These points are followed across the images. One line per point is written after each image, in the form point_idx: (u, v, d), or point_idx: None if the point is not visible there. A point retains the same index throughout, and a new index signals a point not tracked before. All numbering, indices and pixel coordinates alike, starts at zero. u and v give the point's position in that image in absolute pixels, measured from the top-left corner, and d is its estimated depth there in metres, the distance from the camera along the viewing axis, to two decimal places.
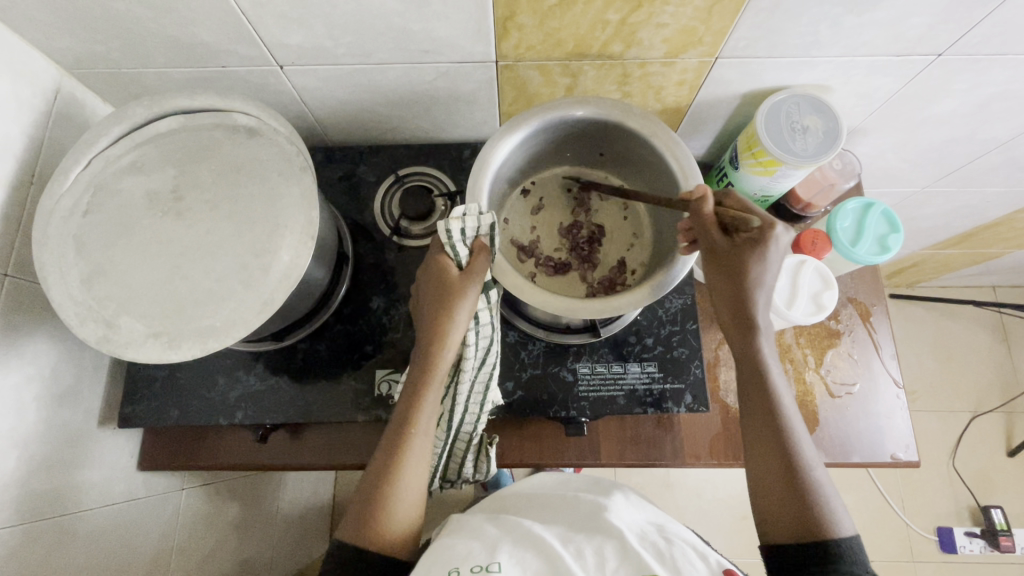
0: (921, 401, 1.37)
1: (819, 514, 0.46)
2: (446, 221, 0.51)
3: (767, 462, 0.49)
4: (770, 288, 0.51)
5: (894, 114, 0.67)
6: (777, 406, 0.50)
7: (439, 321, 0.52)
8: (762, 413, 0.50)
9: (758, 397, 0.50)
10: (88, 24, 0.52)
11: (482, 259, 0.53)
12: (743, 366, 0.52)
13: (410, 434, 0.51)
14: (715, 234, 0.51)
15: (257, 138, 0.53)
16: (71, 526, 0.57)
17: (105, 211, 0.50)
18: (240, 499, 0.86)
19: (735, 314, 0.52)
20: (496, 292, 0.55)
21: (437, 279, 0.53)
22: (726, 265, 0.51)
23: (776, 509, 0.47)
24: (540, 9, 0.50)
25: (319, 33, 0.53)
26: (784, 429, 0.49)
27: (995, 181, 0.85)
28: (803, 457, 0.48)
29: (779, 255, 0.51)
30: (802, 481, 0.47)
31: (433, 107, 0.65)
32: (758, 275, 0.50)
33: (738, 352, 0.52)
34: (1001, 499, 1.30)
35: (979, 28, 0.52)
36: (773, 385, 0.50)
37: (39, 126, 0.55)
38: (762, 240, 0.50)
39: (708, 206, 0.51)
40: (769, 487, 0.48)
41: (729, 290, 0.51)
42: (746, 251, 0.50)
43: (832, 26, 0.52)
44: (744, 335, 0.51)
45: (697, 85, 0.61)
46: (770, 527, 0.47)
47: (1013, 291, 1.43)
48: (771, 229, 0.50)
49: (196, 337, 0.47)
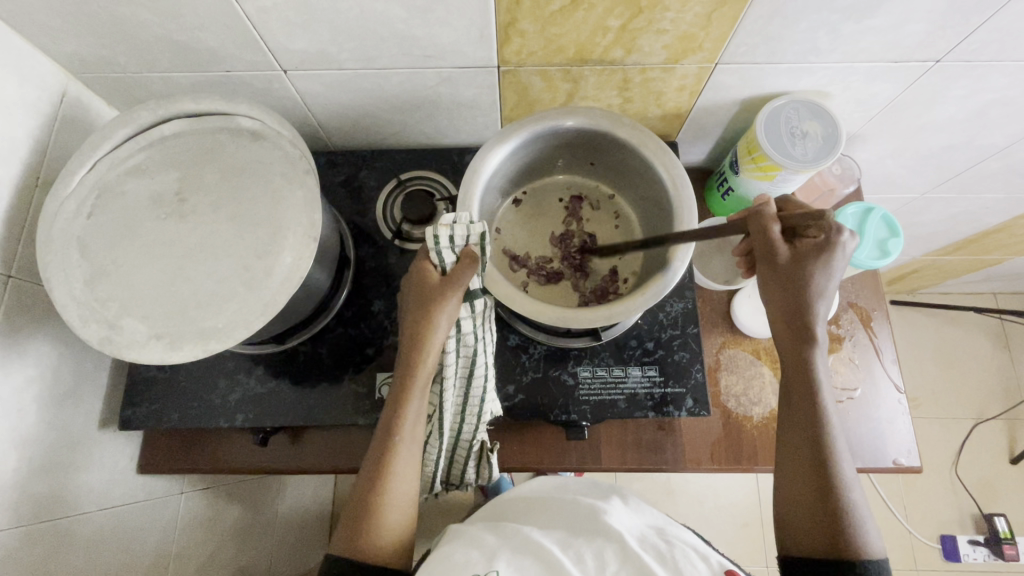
0: (923, 408, 1.36)
1: (846, 531, 0.45)
2: (434, 227, 0.50)
3: (800, 470, 0.48)
4: (829, 296, 0.50)
5: (893, 120, 0.68)
6: (819, 417, 0.49)
7: (421, 329, 0.52)
8: (805, 423, 0.49)
9: (802, 405, 0.50)
10: (95, 28, 0.52)
11: (468, 269, 0.51)
12: (790, 372, 0.52)
13: (395, 443, 0.51)
14: (776, 244, 0.51)
15: (261, 142, 0.53)
16: (70, 528, 0.56)
17: (109, 213, 0.50)
18: (240, 504, 0.86)
19: (790, 322, 0.51)
20: (481, 301, 0.55)
21: (418, 287, 0.53)
22: (784, 275, 0.50)
23: (803, 519, 0.47)
24: (541, 15, 0.51)
25: (323, 38, 0.53)
26: (826, 442, 0.48)
27: (994, 188, 0.86)
28: (841, 472, 0.47)
29: (844, 262, 0.50)
30: (835, 495, 0.46)
31: (435, 112, 0.66)
32: (820, 284, 0.50)
33: (789, 358, 0.52)
34: (1005, 507, 1.29)
35: (976, 35, 0.53)
36: (820, 397, 0.50)
37: (44, 129, 0.55)
38: (830, 248, 0.50)
39: (771, 214, 0.51)
40: (800, 497, 0.47)
41: (785, 297, 0.51)
42: (809, 260, 0.50)
43: (831, 33, 0.53)
44: (799, 344, 0.51)
45: (697, 91, 0.62)
46: (794, 537, 0.47)
47: (1014, 298, 1.43)
48: (840, 235, 0.49)
49: (198, 338, 0.47)
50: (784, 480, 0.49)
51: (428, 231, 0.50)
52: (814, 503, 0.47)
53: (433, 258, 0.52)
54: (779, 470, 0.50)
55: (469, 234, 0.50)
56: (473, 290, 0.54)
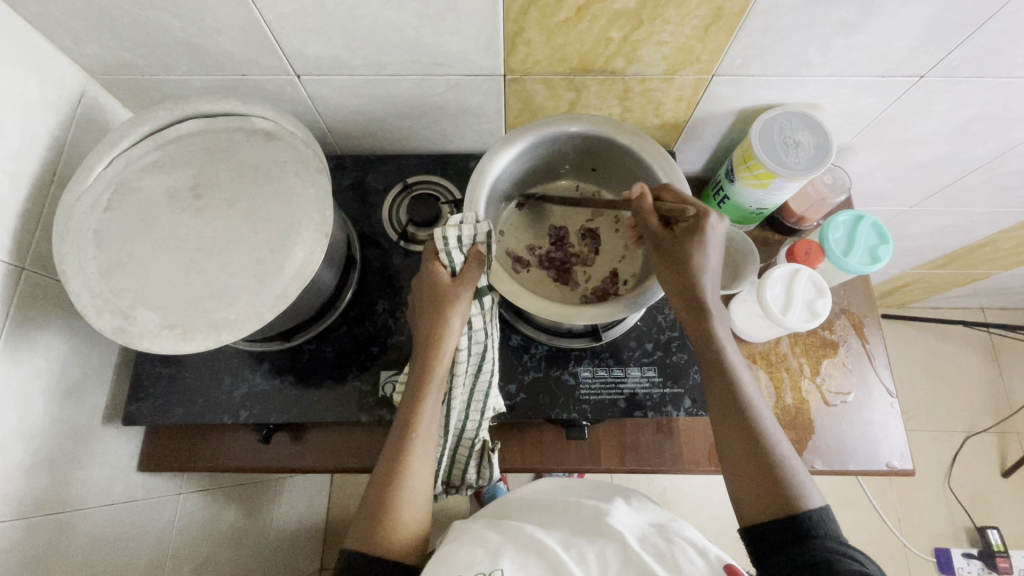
0: (915, 421, 1.38)
1: (789, 487, 0.47)
2: (443, 228, 0.52)
3: (738, 446, 0.49)
4: (715, 272, 0.53)
5: (882, 133, 0.70)
6: (739, 389, 0.51)
7: (435, 328, 0.53)
8: (727, 398, 0.51)
9: (721, 380, 0.51)
10: (117, 31, 0.54)
11: (477, 266, 0.53)
12: (703, 350, 0.52)
13: (413, 441, 0.52)
14: (654, 227, 0.55)
15: (275, 142, 0.55)
16: (71, 523, 0.56)
17: (125, 207, 0.52)
18: (236, 507, 0.85)
19: (687, 302, 0.53)
20: (489, 298, 0.56)
21: (430, 286, 0.54)
22: (668, 255, 0.54)
23: (753, 488, 0.48)
24: (547, 25, 0.53)
25: (337, 44, 0.56)
26: (746, 410, 0.50)
27: (979, 202, 0.89)
28: (769, 435, 0.49)
29: (717, 238, 0.53)
30: (771, 458, 0.48)
31: (442, 118, 0.68)
32: (701, 262, 0.52)
33: (698, 338, 0.53)
34: (997, 520, 1.30)
35: (957, 51, 0.56)
36: (734, 368, 0.52)
37: (62, 127, 0.57)
38: (699, 227, 0.52)
39: (647, 202, 0.56)
40: (743, 468, 0.48)
41: (677, 279, 0.53)
42: (686, 240, 0.53)
43: (821, 47, 0.55)
44: (702, 321, 0.52)
45: (695, 101, 0.65)
46: (747, 508, 0.48)
47: (1002, 312, 1.46)
48: (706, 216, 0.52)
49: (210, 329, 0.48)
50: (726, 457, 0.50)
51: (438, 234, 0.52)
52: (757, 472, 0.48)
53: (443, 259, 0.53)
54: (719, 448, 0.51)
55: (476, 234, 0.52)
56: (480, 287, 0.56)
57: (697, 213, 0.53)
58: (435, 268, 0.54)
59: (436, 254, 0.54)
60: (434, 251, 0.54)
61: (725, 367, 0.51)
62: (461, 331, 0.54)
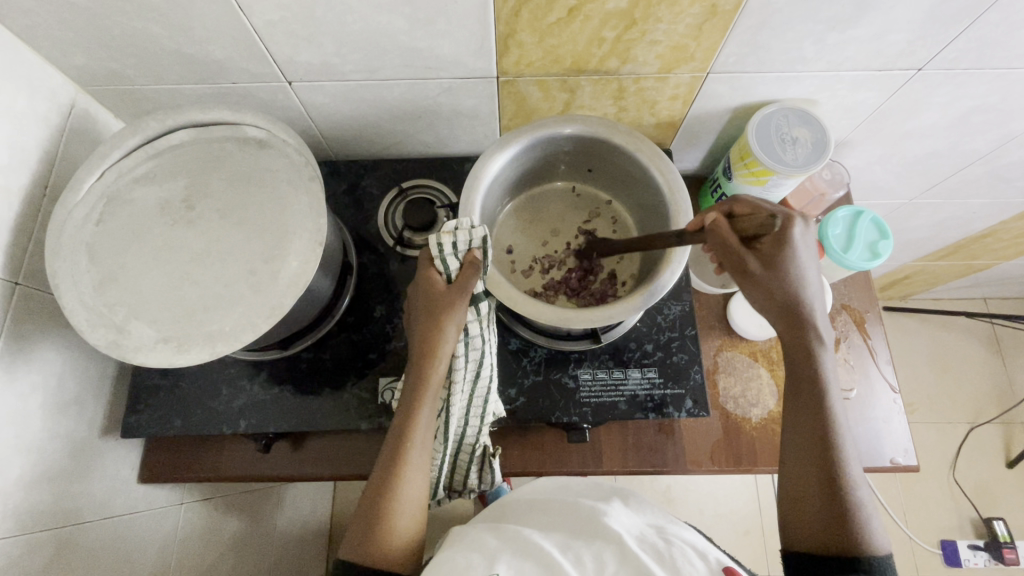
0: (919, 413, 1.37)
1: (856, 526, 0.46)
2: (437, 235, 0.52)
3: (808, 467, 0.49)
4: (812, 284, 0.53)
5: (880, 127, 0.70)
6: (829, 420, 0.50)
7: (430, 336, 0.52)
8: (813, 420, 0.50)
9: (811, 403, 0.51)
10: (105, 41, 0.54)
11: (473, 271, 0.52)
12: (799, 372, 0.52)
13: (407, 449, 0.51)
14: (741, 251, 0.53)
15: (267, 150, 0.55)
16: (71, 537, 0.56)
17: (118, 219, 0.52)
18: (240, 515, 0.85)
19: (784, 318, 0.53)
20: (485, 304, 0.55)
21: (425, 294, 0.53)
22: (761, 278, 0.52)
23: (811, 513, 0.48)
24: (539, 27, 0.53)
25: (327, 50, 0.55)
26: (830, 438, 0.49)
27: (979, 193, 0.88)
28: (848, 468, 0.48)
29: (807, 242, 0.53)
30: (842, 492, 0.47)
31: (435, 122, 0.68)
32: (796, 272, 0.52)
33: (797, 352, 0.53)
34: (1003, 511, 1.29)
35: (955, 43, 0.55)
36: (828, 392, 0.51)
37: (53, 139, 0.56)
38: (788, 239, 0.52)
39: (721, 226, 0.53)
40: (803, 490, 0.49)
41: (775, 297, 0.52)
42: (778, 253, 0.52)
43: (817, 42, 0.55)
44: (797, 335, 0.53)
45: (690, 99, 0.64)
46: (797, 527, 0.48)
47: (1004, 302, 1.45)
48: (791, 220, 0.53)
49: (205, 342, 0.47)
50: (791, 475, 0.50)
51: (433, 240, 0.52)
52: (821, 496, 0.48)
53: (438, 265, 0.53)
54: (783, 462, 0.51)
55: (471, 239, 0.51)
56: (476, 293, 0.54)
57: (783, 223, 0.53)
58: (430, 274, 0.53)
59: (432, 260, 0.54)
60: (428, 258, 0.54)
61: (818, 390, 0.51)
62: (457, 339, 0.54)
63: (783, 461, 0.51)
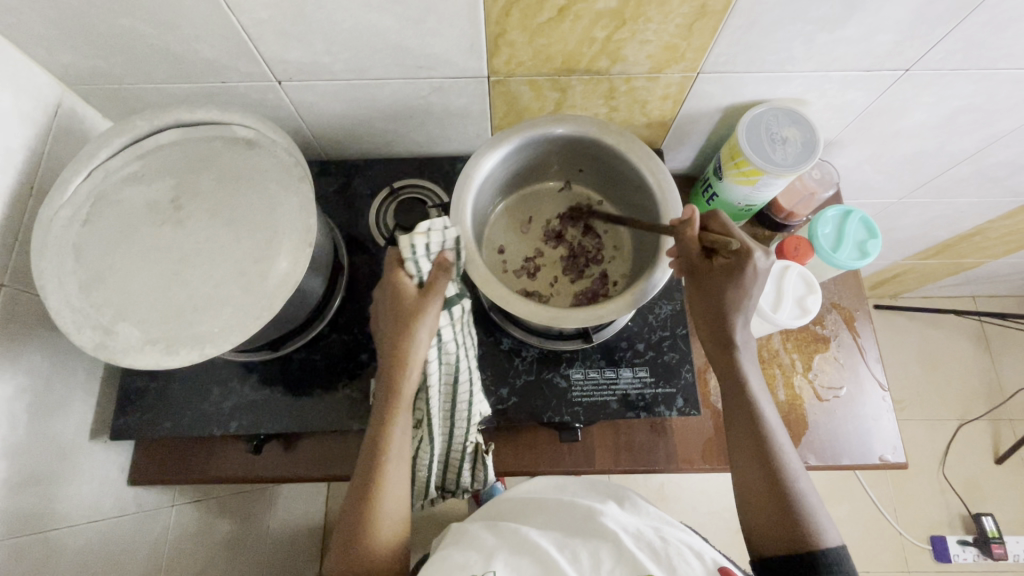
0: (909, 411, 1.39)
1: (801, 520, 0.47)
2: (410, 236, 0.50)
3: (750, 469, 0.51)
4: (749, 309, 0.53)
5: (868, 127, 0.70)
6: (759, 417, 0.52)
7: (401, 341, 0.51)
8: (745, 422, 0.52)
9: (740, 405, 0.53)
10: (91, 39, 0.53)
11: (444, 274, 0.51)
12: (728, 381, 0.54)
13: (385, 455, 0.51)
14: (694, 259, 0.54)
15: (256, 149, 0.54)
16: (59, 541, 0.55)
17: (105, 220, 0.51)
18: (231, 516, 0.84)
19: (711, 330, 0.55)
20: (458, 307, 0.55)
21: (394, 299, 0.52)
22: (700, 290, 0.54)
23: (761, 512, 0.49)
24: (530, 26, 0.53)
25: (317, 48, 0.55)
26: (764, 437, 0.51)
27: (967, 192, 0.89)
28: (784, 463, 0.50)
29: (758, 279, 0.52)
30: (784, 486, 0.49)
31: (426, 121, 0.67)
32: (734, 299, 0.53)
33: (723, 367, 0.54)
34: (991, 506, 1.31)
35: (941, 44, 0.55)
36: (755, 395, 0.53)
37: (39, 139, 0.55)
38: (740, 269, 0.52)
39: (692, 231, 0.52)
40: (753, 494, 0.50)
41: (706, 310, 0.55)
42: (722, 278, 0.53)
43: (806, 43, 0.55)
44: (723, 348, 0.54)
45: (681, 99, 0.64)
46: (758, 531, 0.49)
47: (993, 300, 1.47)
48: (749, 255, 0.52)
49: (194, 343, 0.47)
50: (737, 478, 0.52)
51: (405, 241, 0.51)
52: (769, 495, 0.49)
53: (408, 269, 0.52)
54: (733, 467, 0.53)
55: (445, 239, 0.51)
56: (449, 296, 0.54)
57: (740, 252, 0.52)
58: (399, 278, 0.52)
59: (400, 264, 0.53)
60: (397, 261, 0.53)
61: (747, 393, 0.53)
62: (428, 345, 0.53)
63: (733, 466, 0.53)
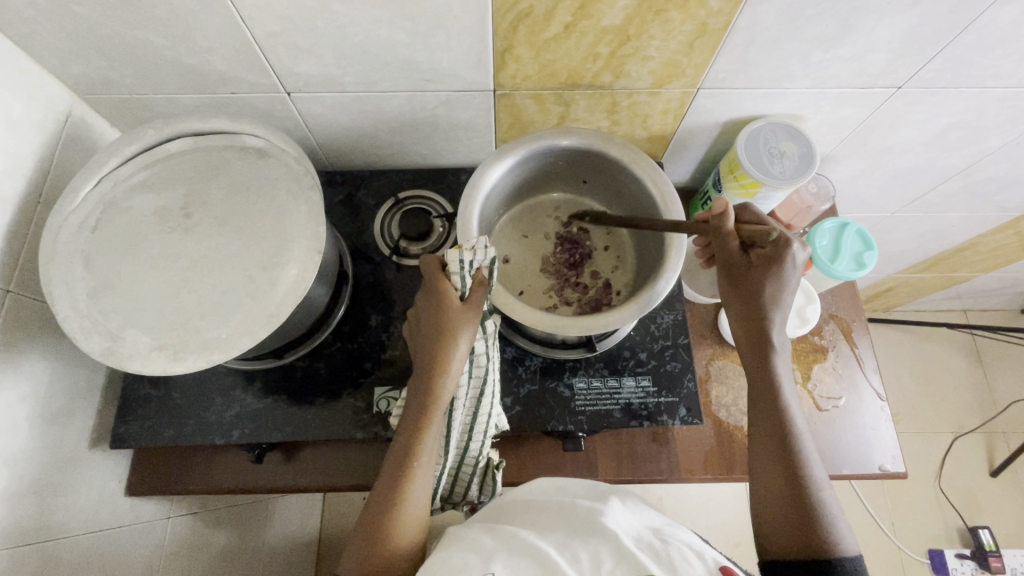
0: (905, 423, 1.39)
1: (820, 526, 0.47)
2: (458, 251, 0.52)
3: (772, 470, 0.50)
4: (787, 305, 0.54)
5: (862, 142, 0.72)
6: (786, 423, 0.52)
7: (439, 350, 0.52)
8: (771, 424, 0.52)
9: (767, 406, 0.53)
10: (103, 49, 0.54)
11: (482, 288, 0.53)
12: (756, 382, 0.54)
13: (412, 462, 0.51)
14: (733, 253, 0.55)
15: (266, 158, 0.55)
16: (55, 552, 0.55)
17: (114, 227, 0.51)
18: (228, 528, 0.83)
19: (750, 330, 0.54)
20: (492, 322, 0.56)
21: (435, 307, 0.53)
22: (742, 285, 0.55)
23: (779, 514, 0.49)
24: (536, 41, 0.54)
25: (327, 61, 0.56)
26: (790, 441, 0.51)
27: (957, 207, 0.91)
28: (808, 469, 0.50)
29: (795, 271, 0.53)
30: (805, 492, 0.49)
31: (432, 133, 0.69)
32: (773, 293, 0.53)
33: (758, 371, 0.54)
34: (987, 520, 1.31)
35: (932, 63, 0.57)
36: (783, 398, 0.52)
37: (49, 147, 0.56)
38: (779, 257, 0.53)
39: (728, 221, 0.55)
40: (772, 497, 0.50)
41: (745, 305, 0.55)
42: (759, 270, 0.54)
43: (802, 60, 0.57)
44: (755, 343, 0.54)
45: (681, 114, 0.66)
46: (772, 535, 0.49)
47: (983, 314, 1.49)
48: (788, 245, 0.53)
49: (201, 349, 0.47)
50: (758, 481, 0.52)
51: (452, 255, 0.52)
52: (790, 499, 0.49)
53: (453, 280, 0.53)
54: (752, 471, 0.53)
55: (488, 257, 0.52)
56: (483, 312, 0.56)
57: (777, 241, 0.54)
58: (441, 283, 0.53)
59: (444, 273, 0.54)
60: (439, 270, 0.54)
61: (775, 395, 0.53)
62: (466, 356, 0.53)
63: (753, 471, 0.53)
